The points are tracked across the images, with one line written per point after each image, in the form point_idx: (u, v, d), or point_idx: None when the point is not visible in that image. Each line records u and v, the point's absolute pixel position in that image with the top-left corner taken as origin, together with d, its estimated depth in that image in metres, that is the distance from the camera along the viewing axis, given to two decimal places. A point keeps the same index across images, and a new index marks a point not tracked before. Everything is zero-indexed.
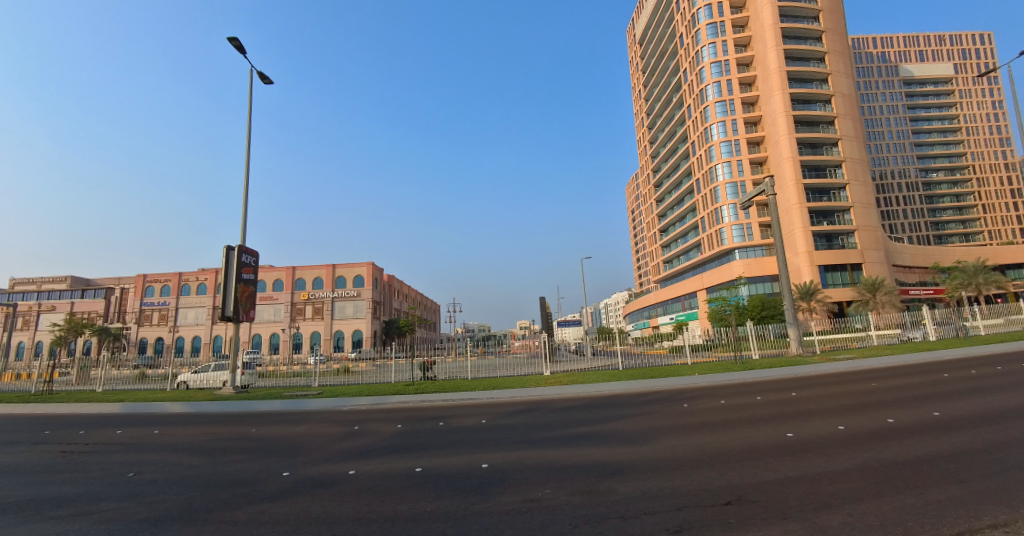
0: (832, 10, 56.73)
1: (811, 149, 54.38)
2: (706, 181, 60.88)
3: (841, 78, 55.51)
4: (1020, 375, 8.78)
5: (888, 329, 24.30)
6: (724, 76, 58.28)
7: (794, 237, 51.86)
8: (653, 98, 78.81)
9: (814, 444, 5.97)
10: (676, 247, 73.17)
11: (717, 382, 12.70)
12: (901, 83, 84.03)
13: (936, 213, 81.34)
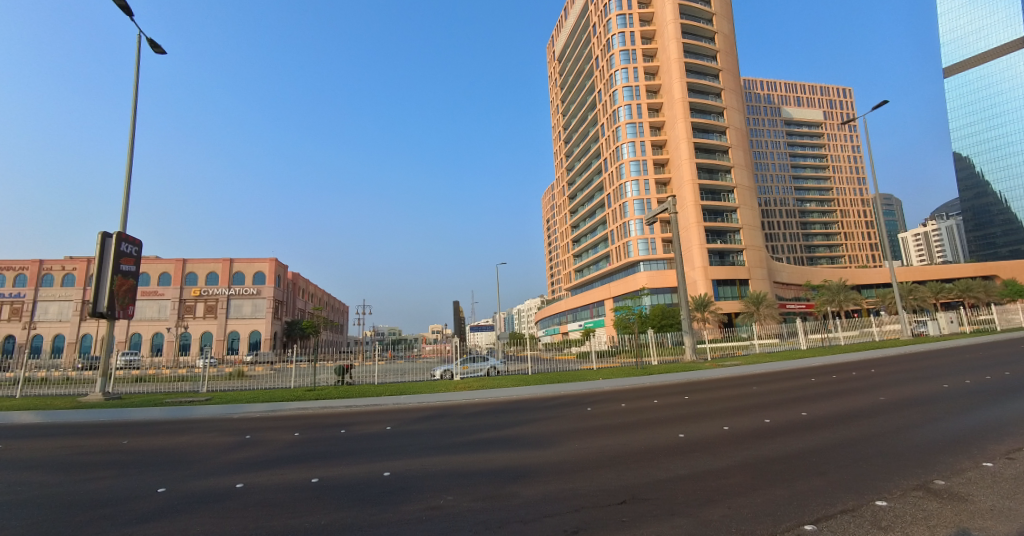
0: (726, 52, 63.13)
1: (708, 174, 59.75)
2: (617, 195, 64.42)
3: (733, 113, 61.78)
4: (867, 380, 10.13)
5: (768, 338, 27.35)
6: (634, 100, 62.20)
7: (692, 253, 56.26)
8: (571, 114, 82.12)
9: (700, 443, 6.40)
10: (587, 257, 76.48)
11: (617, 387, 13.36)
12: (783, 123, 95.81)
13: (809, 238, 92.51)
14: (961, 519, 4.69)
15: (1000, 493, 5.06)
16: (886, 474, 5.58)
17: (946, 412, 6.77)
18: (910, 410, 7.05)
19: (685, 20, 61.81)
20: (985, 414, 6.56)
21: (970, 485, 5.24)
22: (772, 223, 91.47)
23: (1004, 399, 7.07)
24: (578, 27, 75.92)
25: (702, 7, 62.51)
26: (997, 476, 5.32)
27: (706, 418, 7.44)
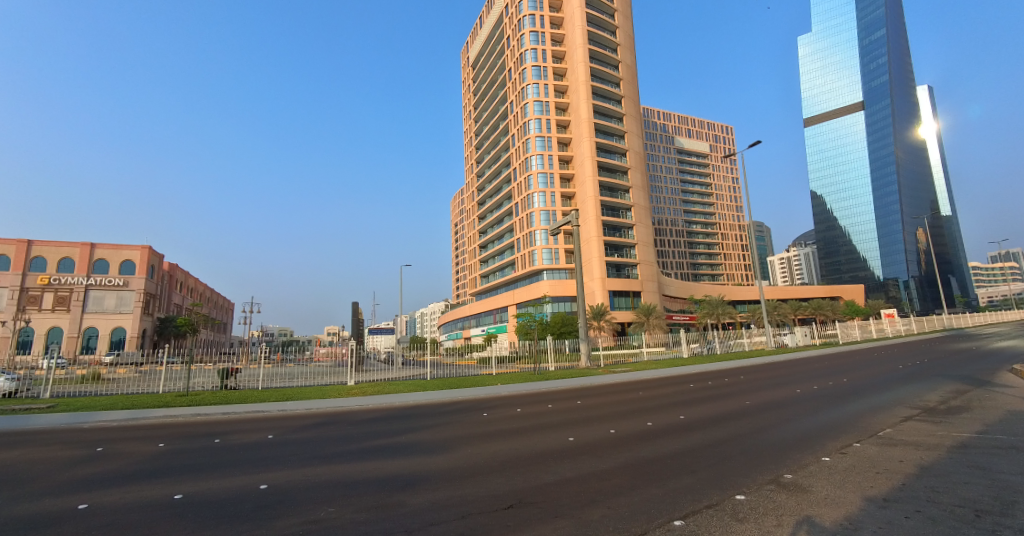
0: (629, 80, 67.86)
1: (609, 192, 63.75)
2: (524, 205, 66.41)
3: (634, 137, 66.09)
4: (733, 385, 11.27)
5: (655, 346, 30.03)
6: (544, 115, 65.01)
7: (591, 264, 59.07)
8: (483, 121, 82.97)
9: (588, 446, 6.70)
10: (493, 263, 77.60)
11: (513, 392, 13.68)
12: (675, 151, 105.69)
13: (695, 256, 102.06)
14: (803, 508, 5.40)
15: (833, 483, 5.91)
16: (748, 469, 6.20)
17: (798, 413, 7.74)
18: (769, 412, 7.94)
19: (593, 45, 65.65)
20: (824, 414, 7.61)
21: (812, 477, 6.03)
22: (663, 241, 100.36)
23: (839, 400, 8.31)
24: (493, 37, 77.36)
25: (608, 35, 66.94)
26: (831, 469, 6.19)
27: (595, 421, 7.79)
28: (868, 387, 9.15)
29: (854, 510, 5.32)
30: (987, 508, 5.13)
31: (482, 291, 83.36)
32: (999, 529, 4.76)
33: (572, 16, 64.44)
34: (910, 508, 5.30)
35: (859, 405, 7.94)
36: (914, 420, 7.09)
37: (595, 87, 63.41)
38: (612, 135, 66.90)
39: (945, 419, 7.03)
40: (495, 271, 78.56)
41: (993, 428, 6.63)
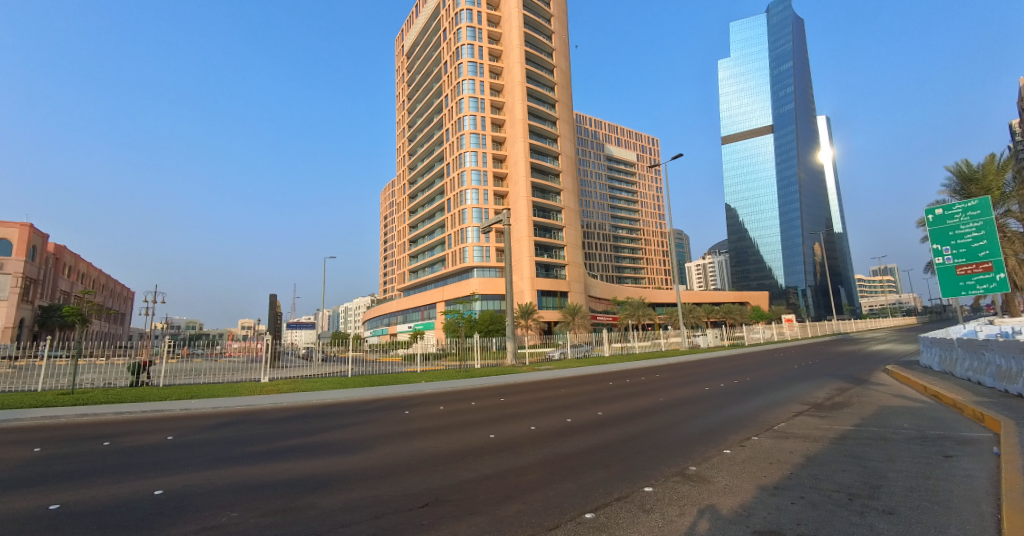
0: (562, 85, 69.87)
1: (541, 193, 65.30)
2: (456, 201, 66.20)
3: (566, 142, 68.45)
4: (647, 383, 11.79)
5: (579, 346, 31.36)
6: (479, 112, 65.55)
7: (521, 264, 59.73)
8: (416, 113, 81.74)
9: (506, 443, 6.81)
10: (423, 259, 76.76)
11: (438, 390, 13.69)
12: (605, 158, 110.01)
13: (619, 260, 107.08)
14: (703, 499, 5.78)
15: (732, 474, 6.32)
16: (657, 463, 6.49)
17: (706, 409, 8.26)
18: (679, 408, 8.38)
19: (529, 47, 66.76)
20: (729, 410, 8.15)
21: (715, 469, 6.41)
22: (591, 244, 103.44)
23: (741, 397, 8.99)
24: (429, 28, 76.55)
25: (544, 40, 68.51)
26: (731, 460, 6.59)
27: (516, 419, 7.90)
28: (766, 386, 9.95)
29: (747, 498, 5.79)
30: (859, 493, 5.76)
31: (409, 286, 82.03)
32: (866, 511, 5.37)
33: (509, 16, 65.07)
34: (797, 496, 5.82)
35: (758, 401, 8.64)
36: (805, 415, 7.81)
37: (530, 89, 64.62)
38: (546, 137, 68.52)
39: (829, 413, 7.81)
40: (424, 266, 77.62)
41: (867, 421, 7.44)
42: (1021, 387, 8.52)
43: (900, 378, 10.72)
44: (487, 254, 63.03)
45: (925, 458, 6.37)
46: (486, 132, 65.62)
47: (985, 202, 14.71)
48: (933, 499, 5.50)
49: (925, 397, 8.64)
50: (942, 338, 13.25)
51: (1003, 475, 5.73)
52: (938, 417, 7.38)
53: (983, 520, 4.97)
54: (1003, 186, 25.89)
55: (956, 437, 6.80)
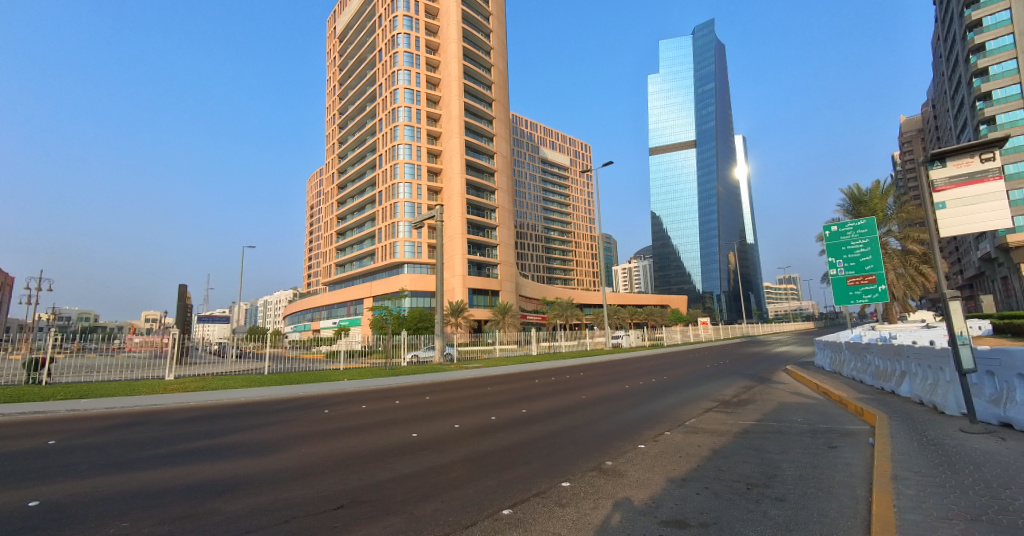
0: (499, 84, 70.81)
1: (475, 191, 65.83)
2: (387, 194, 64.93)
3: (502, 141, 69.38)
4: (569, 382, 12.21)
5: (509, 344, 32.07)
6: (414, 104, 64.66)
7: (453, 262, 59.89)
8: (347, 99, 78.78)
9: (428, 442, 6.82)
10: (351, 252, 74.74)
11: (362, 388, 13.45)
12: (540, 160, 112.69)
13: (550, 262, 110.93)
14: (616, 493, 5.98)
15: (644, 467, 6.57)
16: (576, 458, 6.65)
17: (624, 406, 8.69)
18: (597, 406, 8.72)
19: (467, 44, 66.80)
20: (646, 407, 8.61)
21: (629, 462, 6.64)
22: (523, 244, 106.04)
23: (657, 395, 9.53)
24: (364, 13, 74.18)
25: (482, 38, 68.91)
26: (645, 454, 6.84)
27: (440, 417, 7.92)
28: (681, 384, 10.57)
29: (657, 491, 6.06)
30: (756, 482, 6.25)
31: (335, 280, 79.54)
32: (761, 499, 5.85)
33: (447, 10, 64.82)
34: (700, 486, 6.20)
35: (672, 399, 9.19)
36: (713, 411, 8.42)
37: (467, 85, 64.86)
38: (481, 136, 68.97)
39: (734, 410, 8.45)
40: (352, 260, 75.69)
41: (766, 416, 8.11)
42: (895, 385, 9.71)
43: (799, 378, 11.79)
44: (417, 249, 62.68)
45: (811, 447, 7.03)
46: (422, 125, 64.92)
47: (869, 221, 16.40)
48: (818, 487, 6.08)
49: (818, 395, 9.54)
50: (834, 341, 14.77)
51: (875, 463, 6.42)
52: (826, 412, 8.20)
53: (856, 504, 5.59)
54: (885, 208, 28.93)
55: (840, 429, 7.52)
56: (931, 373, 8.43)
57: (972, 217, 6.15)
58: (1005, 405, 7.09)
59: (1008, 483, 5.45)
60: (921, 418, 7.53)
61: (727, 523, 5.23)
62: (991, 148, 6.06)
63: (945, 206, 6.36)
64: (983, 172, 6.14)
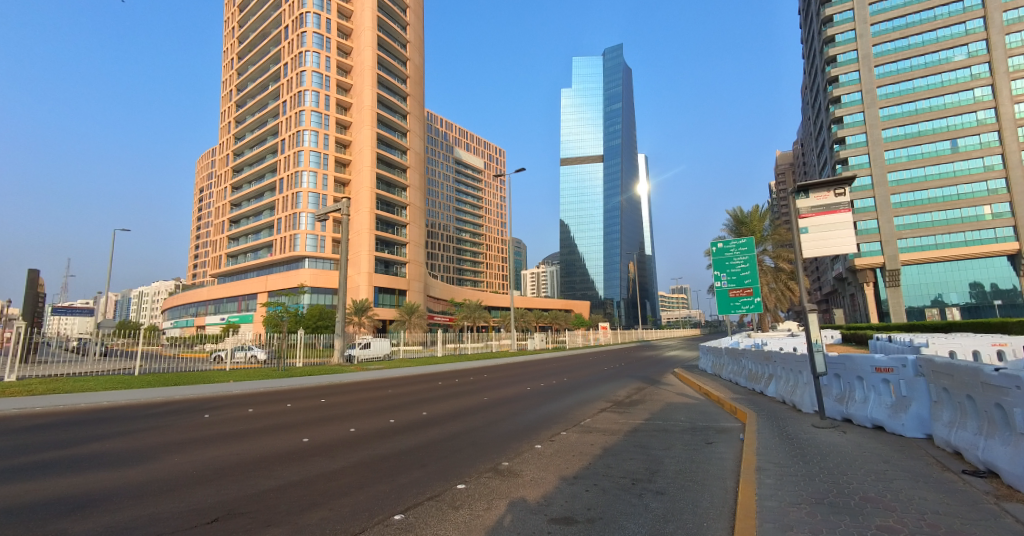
0: (416, 79, 70.29)
1: (386, 186, 64.67)
2: (289, 183, 61.77)
3: (416, 138, 68.82)
4: (471, 383, 12.42)
5: (413, 345, 32.01)
6: (322, 89, 62.17)
7: (359, 258, 58.17)
8: (247, 75, 72.89)
9: (319, 447, 6.60)
10: (244, 242, 69.26)
11: (251, 390, 12.66)
12: (453, 161, 113.62)
13: (461, 263, 112.30)
14: (509, 492, 5.90)
15: (539, 466, 6.59)
16: (473, 459, 6.60)
17: (525, 407, 8.99)
18: (497, 408, 8.86)
19: (382, 33, 65.29)
20: (545, 408, 8.95)
21: (525, 462, 6.63)
22: (434, 244, 106.46)
23: (557, 396, 9.96)
24: None
25: (398, 30, 67.72)
26: (540, 454, 6.94)
27: (336, 421, 7.63)
28: (579, 385, 11.10)
29: (549, 489, 6.02)
30: (640, 477, 6.44)
31: (224, 272, 72.66)
32: (643, 492, 6.05)
33: None
34: (590, 483, 6.23)
35: (570, 400, 9.62)
36: (606, 410, 8.97)
37: (381, 77, 63.64)
38: (394, 130, 67.63)
39: (626, 410, 9.03)
40: (246, 251, 70.15)
41: (654, 415, 8.77)
42: (763, 386, 11.02)
43: (684, 380, 12.94)
44: (320, 243, 61.13)
45: (692, 443, 7.62)
46: (330, 113, 62.68)
47: (748, 240, 18.33)
48: (695, 479, 6.45)
49: (700, 395, 10.52)
50: (715, 346, 16.33)
51: (742, 455, 7.07)
52: (706, 411, 9.03)
53: (726, 494, 6.08)
54: (762, 229, 32.72)
55: (717, 426, 8.29)
56: (792, 376, 9.68)
57: (831, 239, 7.04)
58: (847, 403, 8.27)
59: (845, 470, 6.31)
60: (782, 415, 8.56)
61: (611, 518, 5.36)
62: (843, 185, 7.03)
63: (808, 230, 7.22)
64: (836, 205, 7.09)
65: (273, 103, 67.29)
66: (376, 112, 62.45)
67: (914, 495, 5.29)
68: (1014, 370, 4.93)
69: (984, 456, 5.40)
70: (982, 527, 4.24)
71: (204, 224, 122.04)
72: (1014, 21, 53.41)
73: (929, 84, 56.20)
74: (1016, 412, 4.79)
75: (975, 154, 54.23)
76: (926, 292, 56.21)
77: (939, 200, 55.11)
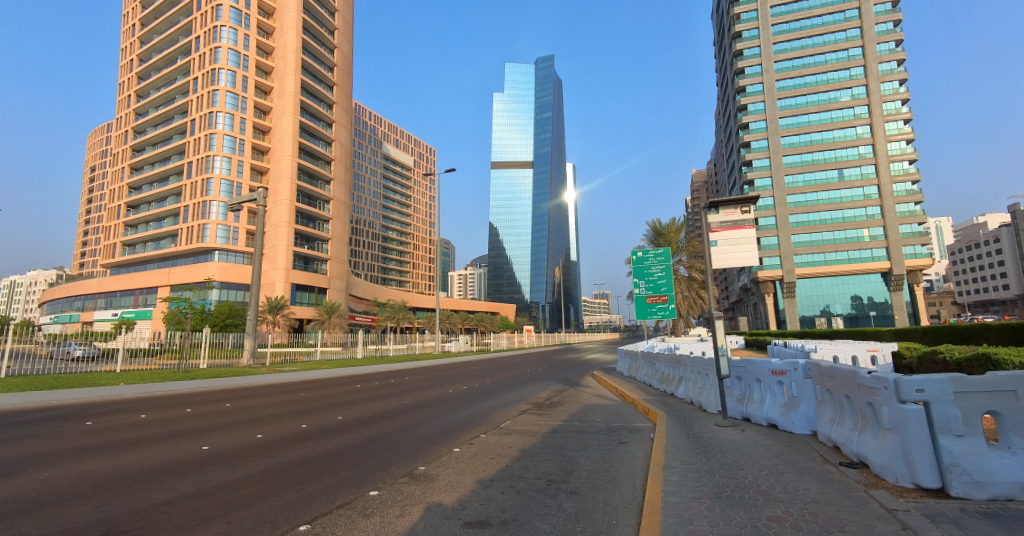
0: (343, 69, 67.89)
1: (308, 178, 61.80)
2: (199, 168, 57.25)
3: (342, 129, 66.56)
4: (386, 387, 12.24)
5: (331, 346, 30.97)
6: (239, 69, 58.29)
7: (276, 253, 55.19)
8: (151, 46, 66.47)
9: (220, 455, 6.19)
10: (144, 230, 62.86)
11: (144, 393, 11.69)
12: (380, 157, 111.64)
13: (386, 261, 109.88)
14: (425, 497, 5.68)
15: (457, 470, 6.49)
16: (388, 465, 6.40)
17: (444, 410, 8.94)
18: (416, 412, 8.72)
19: (308, 17, 62.32)
20: (464, 411, 8.97)
21: (441, 467, 6.53)
22: (359, 241, 103.19)
23: (478, 398, 10.03)
24: None
25: (325, 17, 64.97)
26: (458, 458, 6.89)
27: (243, 427, 7.18)
28: (501, 388, 11.27)
29: (465, 493, 5.87)
30: (556, 478, 6.50)
31: (119, 262, 65.33)
32: (558, 493, 6.06)
33: None
34: (506, 486, 6.16)
35: (492, 402, 9.74)
36: (526, 413, 9.13)
37: (306, 63, 60.77)
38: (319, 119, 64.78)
39: (546, 411, 9.28)
40: (146, 240, 63.65)
41: (572, 417, 9.08)
42: (674, 388, 11.79)
43: (603, 382, 13.49)
44: (232, 235, 57.23)
45: (606, 443, 7.96)
46: (248, 95, 58.95)
47: (666, 250, 19.51)
48: (607, 478, 6.66)
49: (616, 397, 11.02)
50: (631, 350, 17.14)
51: (652, 454, 7.49)
52: (621, 412, 9.48)
53: (635, 492, 6.31)
54: (678, 240, 34.91)
55: (630, 426, 8.73)
56: (700, 378, 10.45)
57: (737, 252, 7.62)
58: (747, 403, 9.03)
59: (742, 466, 6.86)
60: (690, 415, 9.17)
61: (525, 519, 5.25)
62: (748, 203, 7.63)
63: (718, 243, 7.75)
64: (742, 221, 7.68)
65: (181, 79, 61.87)
66: (300, 100, 59.32)
67: (800, 487, 5.86)
68: (883, 373, 5.56)
69: (857, 448, 6.11)
70: (853, 513, 4.72)
71: (95, 208, 109.74)
72: (888, 71, 60.61)
73: (820, 119, 62.53)
74: (885, 410, 5.38)
75: (857, 184, 60.89)
76: (816, 303, 62.65)
77: (829, 222, 61.48)
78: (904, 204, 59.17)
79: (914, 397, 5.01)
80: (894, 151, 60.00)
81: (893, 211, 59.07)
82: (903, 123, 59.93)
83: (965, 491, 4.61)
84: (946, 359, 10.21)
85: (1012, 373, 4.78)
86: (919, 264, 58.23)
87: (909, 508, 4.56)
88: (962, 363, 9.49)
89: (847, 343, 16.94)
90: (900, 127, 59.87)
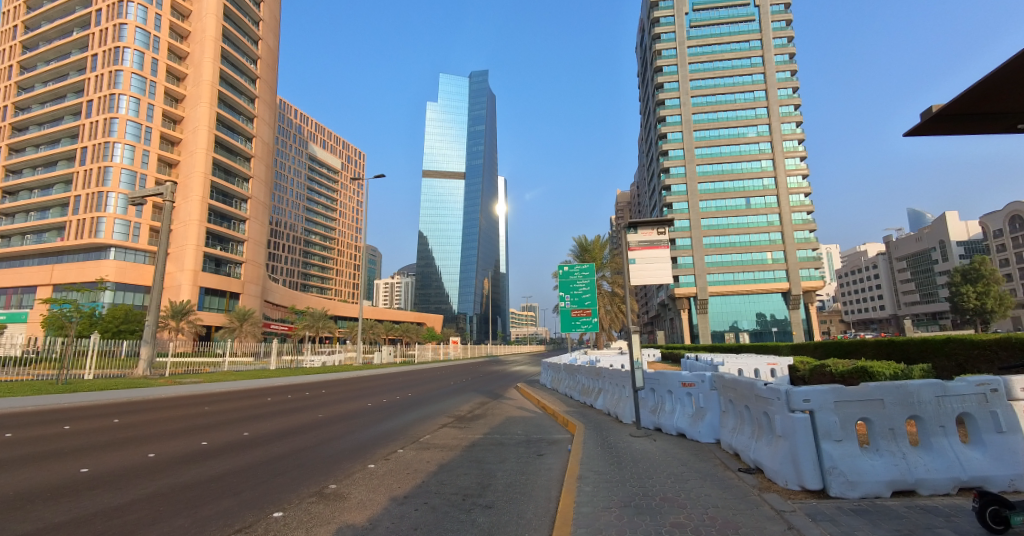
0: (266, 63, 64.41)
1: (224, 174, 57.54)
2: (94, 155, 51.50)
3: (263, 125, 62.88)
4: (298, 400, 11.77)
5: (241, 356, 29.21)
6: (148, 51, 53.45)
7: (183, 253, 50.94)
8: (41, 14, 59.11)
9: (103, 479, 5.62)
10: (22, 221, 55.33)
11: (9, 408, 10.38)
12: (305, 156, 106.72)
13: (308, 266, 104.00)
14: (335, 516, 5.47)
15: (370, 487, 6.33)
16: (297, 485, 6.10)
17: (362, 424, 8.67)
18: (332, 426, 8.43)
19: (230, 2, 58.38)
20: (382, 425, 8.77)
21: (354, 484, 6.33)
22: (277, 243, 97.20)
23: (398, 412, 9.84)
24: None
25: (251, 6, 61.30)
26: (372, 474, 6.74)
27: (135, 445, 6.60)
28: (423, 400, 11.16)
29: (376, 511, 5.72)
30: (471, 493, 6.53)
31: None
32: (472, 507, 6.10)
33: None
34: (420, 502, 6.10)
35: (412, 415, 9.60)
36: (446, 426, 9.11)
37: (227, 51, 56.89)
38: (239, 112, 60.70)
39: (467, 425, 9.27)
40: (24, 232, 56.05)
41: (493, 430, 9.15)
42: (594, 399, 12.31)
43: (526, 393, 13.71)
44: (133, 231, 51.40)
45: (525, 456, 8.12)
46: (157, 80, 53.95)
47: (589, 265, 20.09)
48: (522, 491, 6.80)
49: (537, 409, 11.26)
50: (554, 362, 17.75)
51: (568, 465, 7.72)
52: (541, 423, 9.72)
53: (549, 504, 6.49)
54: (602, 256, 36.72)
55: (549, 438, 8.97)
56: (617, 390, 11.00)
57: (652, 270, 8.05)
58: (659, 414, 9.59)
59: (652, 474, 7.26)
60: (606, 426, 9.57)
61: None
62: (663, 225, 8.16)
63: (636, 261, 8.16)
64: (658, 241, 8.18)
65: (77, 54, 55.50)
66: (218, 90, 55.35)
67: (701, 493, 6.29)
68: (776, 384, 6.10)
69: (754, 455, 6.65)
70: (746, 515, 5.15)
71: None
72: (787, 114, 67.12)
73: (731, 151, 67.71)
74: (776, 418, 5.89)
75: (762, 211, 66.56)
76: (725, 319, 67.35)
77: (737, 245, 66.63)
78: (801, 232, 65.38)
79: (801, 406, 5.55)
80: (794, 184, 66.29)
81: (792, 238, 65.11)
82: (799, 161, 66.62)
83: (841, 490, 5.18)
84: (832, 371, 11.38)
85: (879, 384, 5.47)
86: (813, 285, 64.46)
87: (795, 509, 5.05)
88: (846, 375, 10.61)
89: (752, 356, 18.43)
90: (798, 163, 66.45)
